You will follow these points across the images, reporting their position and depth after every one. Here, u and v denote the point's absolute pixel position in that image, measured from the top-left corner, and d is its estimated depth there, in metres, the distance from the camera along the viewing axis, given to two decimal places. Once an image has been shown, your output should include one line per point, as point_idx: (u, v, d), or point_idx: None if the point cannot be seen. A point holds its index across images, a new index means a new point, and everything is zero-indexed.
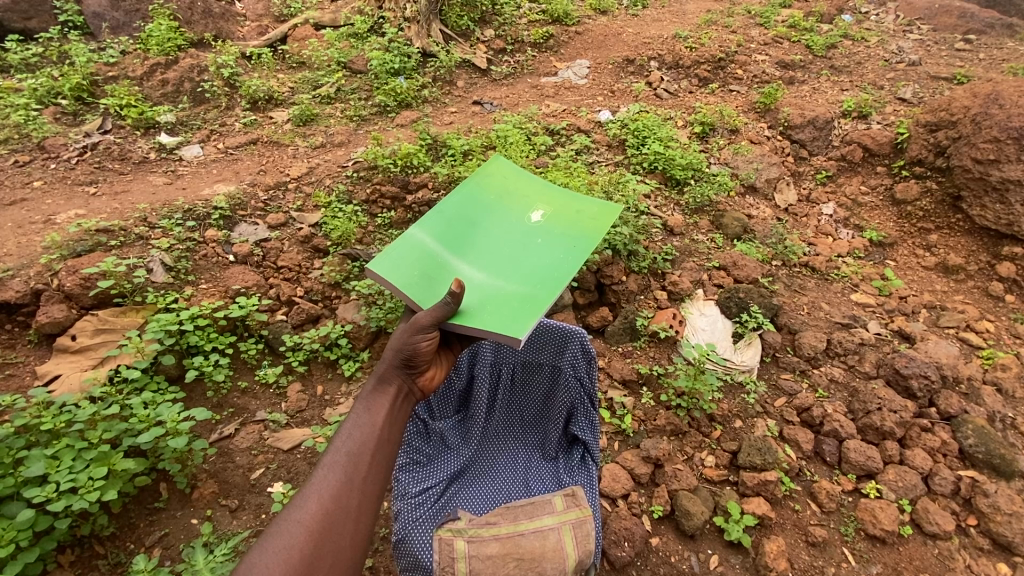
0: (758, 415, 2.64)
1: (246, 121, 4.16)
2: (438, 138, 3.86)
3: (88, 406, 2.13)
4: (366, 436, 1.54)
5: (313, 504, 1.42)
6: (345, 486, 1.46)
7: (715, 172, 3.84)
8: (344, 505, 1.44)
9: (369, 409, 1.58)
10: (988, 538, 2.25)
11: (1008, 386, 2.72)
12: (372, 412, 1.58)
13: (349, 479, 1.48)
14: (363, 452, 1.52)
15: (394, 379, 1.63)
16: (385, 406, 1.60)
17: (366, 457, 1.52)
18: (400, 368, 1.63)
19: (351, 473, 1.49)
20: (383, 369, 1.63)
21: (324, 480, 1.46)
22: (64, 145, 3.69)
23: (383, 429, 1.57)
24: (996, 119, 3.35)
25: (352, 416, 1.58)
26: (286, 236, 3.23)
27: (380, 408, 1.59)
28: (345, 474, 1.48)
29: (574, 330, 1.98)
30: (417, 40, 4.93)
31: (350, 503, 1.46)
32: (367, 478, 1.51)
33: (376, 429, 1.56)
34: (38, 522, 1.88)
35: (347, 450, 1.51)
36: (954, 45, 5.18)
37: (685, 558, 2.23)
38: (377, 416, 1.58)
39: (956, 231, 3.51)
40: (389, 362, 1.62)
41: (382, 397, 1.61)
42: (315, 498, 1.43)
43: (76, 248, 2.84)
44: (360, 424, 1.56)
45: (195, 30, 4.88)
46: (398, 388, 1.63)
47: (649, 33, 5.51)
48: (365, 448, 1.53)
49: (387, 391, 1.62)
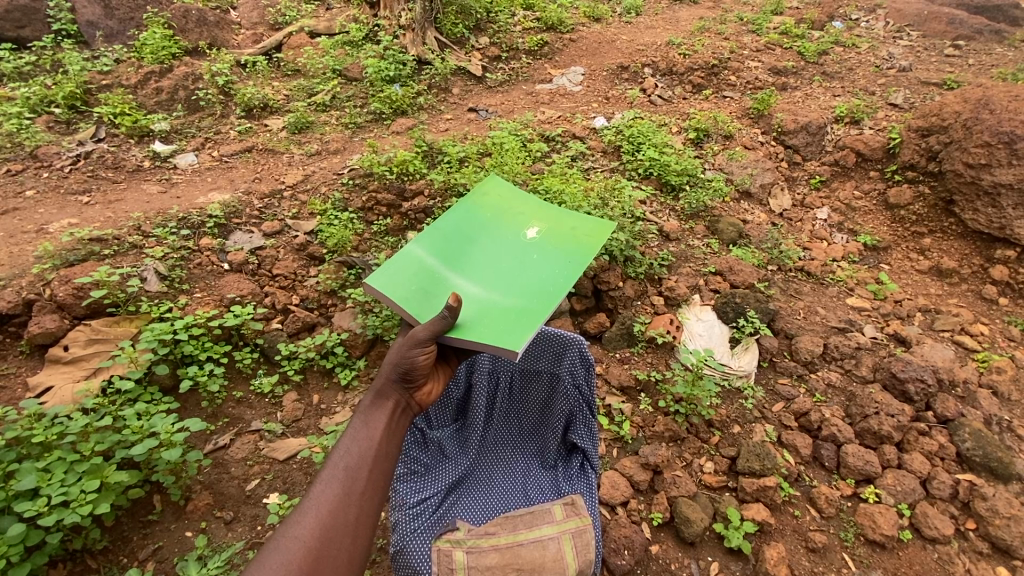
0: (756, 421, 2.64)
1: (241, 129, 4.15)
2: (434, 145, 3.85)
3: (80, 418, 2.11)
4: (364, 449, 1.53)
5: (311, 519, 1.40)
6: (343, 501, 1.45)
7: (710, 177, 3.85)
8: (343, 520, 1.43)
9: (367, 423, 1.57)
10: (987, 542, 2.25)
11: (1003, 390, 2.73)
12: (370, 426, 1.56)
13: (347, 494, 1.46)
14: (361, 466, 1.51)
15: (393, 393, 1.61)
16: (383, 419, 1.58)
17: (365, 471, 1.51)
18: (398, 382, 1.62)
19: (349, 488, 1.47)
20: (380, 384, 1.61)
21: (323, 495, 1.45)
22: (58, 154, 3.67)
23: (381, 443, 1.56)
24: (987, 124, 3.39)
25: (350, 430, 1.56)
26: (282, 244, 3.21)
27: (379, 421, 1.58)
28: (343, 489, 1.46)
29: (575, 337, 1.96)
30: (413, 48, 4.93)
31: (349, 517, 1.44)
32: (366, 491, 1.49)
33: (374, 443, 1.54)
34: (29, 537, 1.85)
35: (344, 464, 1.50)
36: (944, 51, 5.23)
37: (685, 566, 2.22)
38: (375, 430, 1.56)
39: (949, 235, 3.53)
40: (387, 375, 1.61)
41: (379, 411, 1.59)
42: (314, 512, 1.42)
43: (69, 257, 2.81)
44: (358, 439, 1.54)
45: (189, 39, 4.88)
46: (396, 402, 1.61)
47: (643, 40, 5.55)
48: (363, 462, 1.51)
49: (386, 404, 1.60)
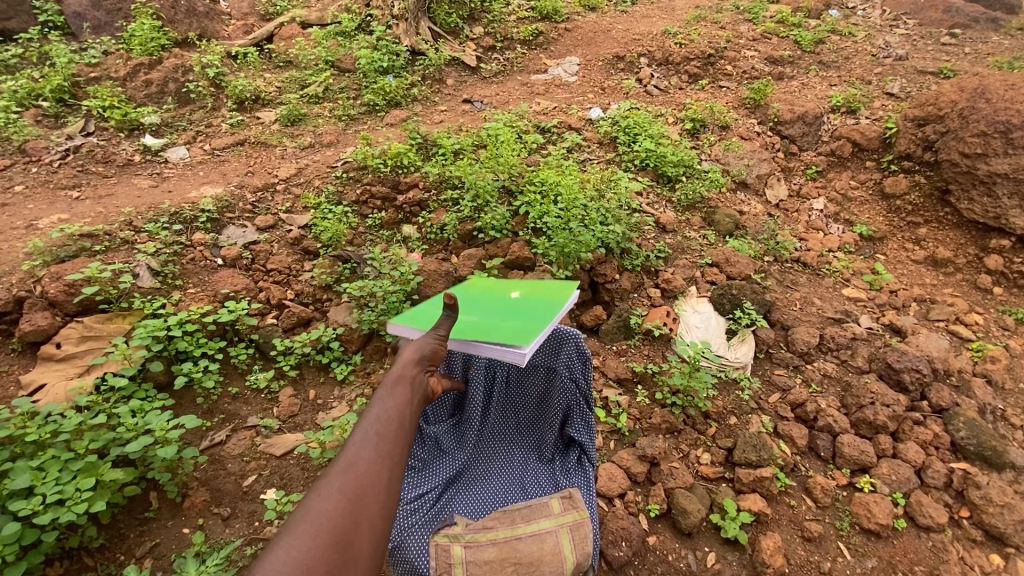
0: (752, 412, 2.65)
1: (233, 122, 4.10)
2: (428, 137, 3.82)
3: (74, 416, 2.10)
4: (388, 423, 1.31)
5: (334, 497, 1.14)
6: (372, 479, 1.21)
7: (707, 168, 3.83)
8: (368, 502, 1.17)
9: (392, 394, 1.37)
10: (981, 530, 2.27)
11: (997, 378, 2.74)
12: (397, 397, 1.38)
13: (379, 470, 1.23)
14: (387, 443, 1.28)
15: (417, 372, 1.46)
16: (409, 395, 1.40)
17: (391, 449, 1.28)
18: (421, 361, 1.48)
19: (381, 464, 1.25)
20: (402, 361, 1.46)
21: (343, 473, 1.19)
22: (46, 148, 3.62)
23: (407, 417, 1.36)
24: (983, 113, 3.38)
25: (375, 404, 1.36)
26: (276, 238, 3.19)
27: (405, 395, 1.39)
28: (368, 466, 1.22)
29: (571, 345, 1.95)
30: (406, 38, 4.86)
31: (375, 500, 1.18)
32: (392, 470, 1.24)
33: (404, 416, 1.36)
34: (25, 536, 1.84)
35: (369, 440, 1.27)
36: (940, 39, 5.20)
37: (682, 556, 2.23)
38: (401, 402, 1.37)
39: (945, 225, 3.52)
40: (410, 354, 1.47)
41: (405, 386, 1.42)
42: (333, 494, 1.15)
43: (60, 254, 2.78)
44: (382, 412, 1.33)
45: (178, 29, 4.81)
46: (418, 379, 1.47)
47: (638, 29, 5.49)
48: (387, 437, 1.29)
49: (410, 379, 1.43)
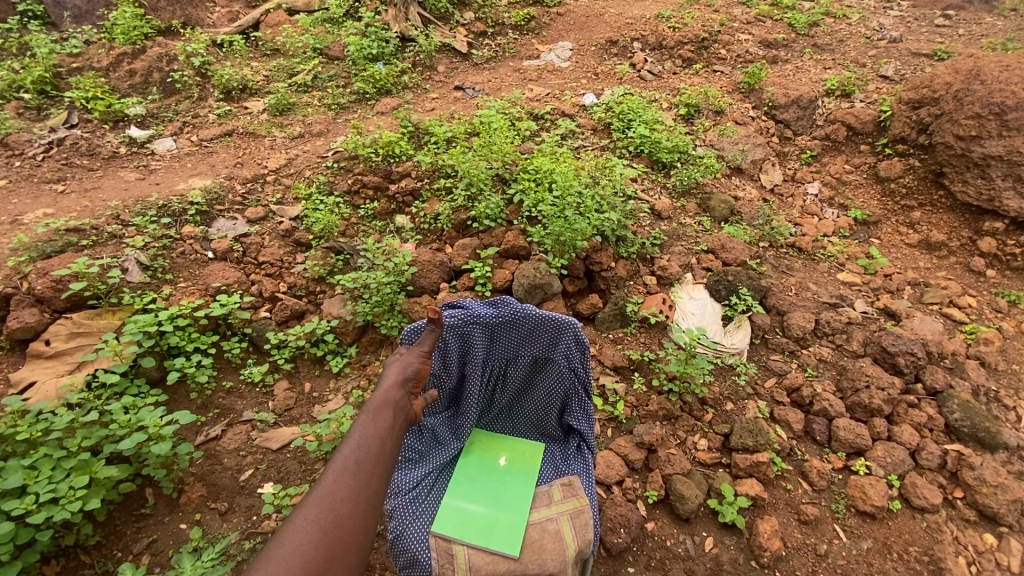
0: (748, 397, 2.65)
1: (220, 112, 4.03)
2: (420, 125, 3.77)
3: (65, 414, 2.07)
4: (370, 444, 1.53)
5: (316, 519, 1.33)
6: (356, 490, 1.42)
7: (702, 154, 3.81)
8: (348, 515, 1.37)
9: (375, 418, 1.59)
10: (974, 510, 2.29)
11: (991, 360, 2.75)
12: (376, 421, 1.59)
13: (359, 483, 1.44)
14: (368, 461, 1.49)
15: (399, 398, 1.68)
16: (390, 417, 1.62)
17: (373, 467, 1.49)
18: (403, 386, 1.72)
19: (360, 479, 1.45)
20: (386, 386, 1.69)
21: (331, 486, 1.41)
22: (29, 141, 3.55)
23: (388, 438, 1.58)
24: (977, 96, 3.37)
25: (359, 424, 1.57)
26: (266, 230, 3.15)
27: (387, 418, 1.61)
28: (350, 483, 1.43)
29: (542, 444, 2.06)
30: (395, 24, 4.76)
31: (356, 512, 1.39)
32: (373, 485, 1.46)
33: (383, 435, 1.57)
34: (19, 535, 1.83)
35: (352, 457, 1.48)
36: (934, 21, 5.17)
37: (680, 541, 2.24)
38: (384, 425, 1.59)
39: (939, 208, 3.51)
40: (394, 378, 1.71)
41: (385, 411, 1.62)
42: (322, 504, 1.37)
43: (46, 249, 2.73)
44: (366, 432, 1.55)
45: (162, 18, 4.66)
46: (396, 403, 1.66)
47: (631, 13, 5.40)
48: (369, 456, 1.50)
49: (393, 404, 1.65)
